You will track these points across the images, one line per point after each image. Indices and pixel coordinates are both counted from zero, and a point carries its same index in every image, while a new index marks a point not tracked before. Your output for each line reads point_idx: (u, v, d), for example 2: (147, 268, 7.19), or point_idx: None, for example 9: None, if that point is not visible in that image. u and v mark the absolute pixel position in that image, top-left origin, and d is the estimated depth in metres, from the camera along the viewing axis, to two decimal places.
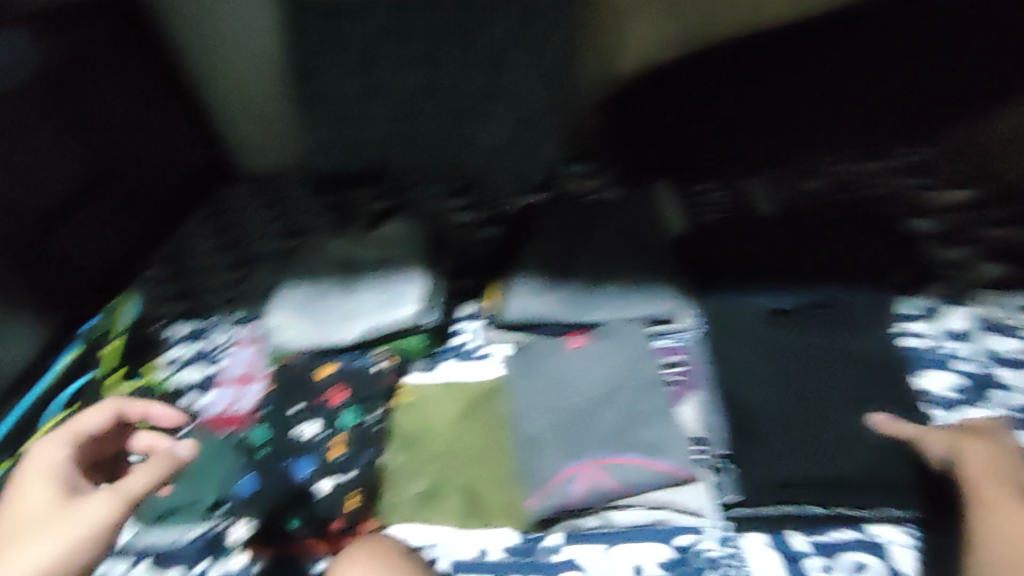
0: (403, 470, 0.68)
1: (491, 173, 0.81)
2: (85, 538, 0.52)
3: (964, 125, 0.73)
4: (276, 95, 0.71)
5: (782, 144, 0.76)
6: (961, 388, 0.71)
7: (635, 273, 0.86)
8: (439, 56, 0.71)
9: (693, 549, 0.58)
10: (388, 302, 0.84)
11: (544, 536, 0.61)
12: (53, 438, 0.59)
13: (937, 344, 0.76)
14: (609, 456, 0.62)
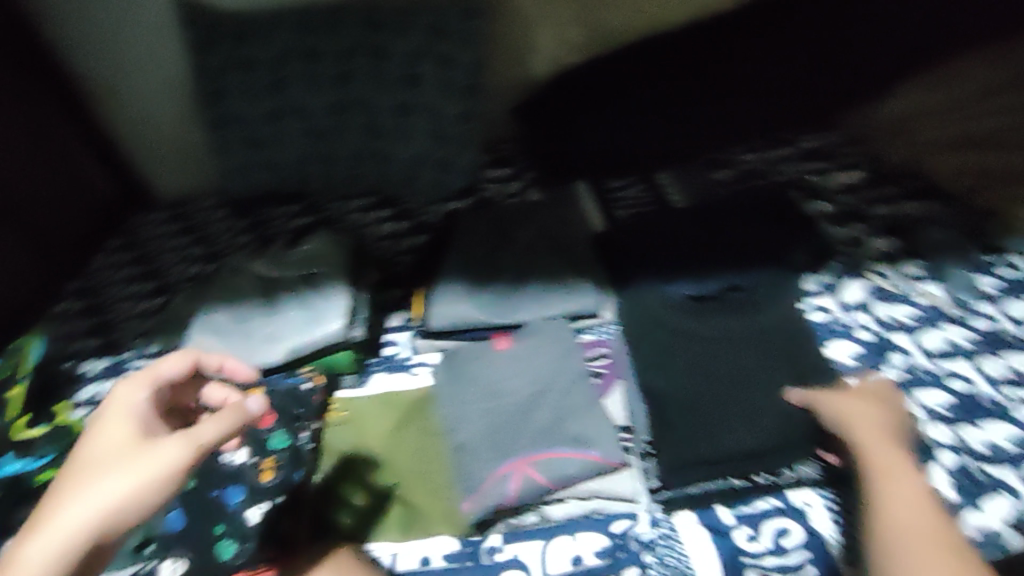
0: (337, 486, 0.66)
1: (414, 183, 0.97)
2: (158, 483, 0.48)
3: (845, 111, 0.90)
4: (190, 134, 0.93)
5: (674, 141, 0.93)
6: (863, 354, 0.76)
7: (559, 270, 0.82)
8: (350, 71, 0.84)
9: (629, 533, 0.61)
10: (312, 319, 0.78)
11: (485, 538, 0.62)
12: (139, 381, 0.58)
13: (841, 316, 0.80)
14: (540, 453, 0.64)
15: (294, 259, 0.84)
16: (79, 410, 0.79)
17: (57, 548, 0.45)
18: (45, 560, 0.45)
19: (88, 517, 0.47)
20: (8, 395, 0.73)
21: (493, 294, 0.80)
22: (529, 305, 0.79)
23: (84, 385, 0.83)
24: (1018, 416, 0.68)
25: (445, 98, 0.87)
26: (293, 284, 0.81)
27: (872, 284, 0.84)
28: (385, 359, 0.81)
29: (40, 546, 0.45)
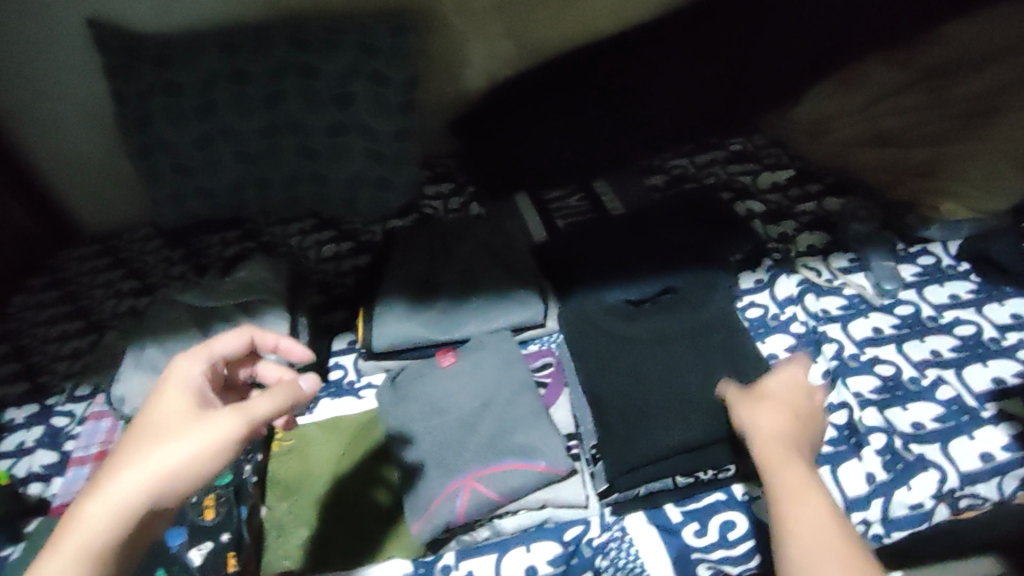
0: (284, 519, 0.65)
1: (353, 206, 0.96)
2: (211, 455, 0.46)
3: (752, 103, 0.96)
4: (115, 155, 0.93)
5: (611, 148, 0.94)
6: (797, 346, 0.78)
7: (501, 281, 0.82)
8: (284, 89, 0.86)
9: (581, 540, 0.62)
10: None
11: (440, 557, 0.62)
12: (201, 351, 0.56)
13: (776, 311, 0.83)
14: (487, 467, 0.63)
15: (227, 288, 0.82)
16: (2, 462, 0.75)
17: (112, 511, 0.43)
18: (101, 523, 0.43)
19: (138, 487, 0.44)
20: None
21: (436, 309, 0.80)
22: (471, 318, 0.79)
23: (9, 432, 0.78)
24: (940, 396, 0.72)
25: (377, 116, 0.88)
26: (228, 313, 0.79)
27: (803, 278, 0.86)
28: (330, 384, 0.79)
29: (99, 509, 0.43)
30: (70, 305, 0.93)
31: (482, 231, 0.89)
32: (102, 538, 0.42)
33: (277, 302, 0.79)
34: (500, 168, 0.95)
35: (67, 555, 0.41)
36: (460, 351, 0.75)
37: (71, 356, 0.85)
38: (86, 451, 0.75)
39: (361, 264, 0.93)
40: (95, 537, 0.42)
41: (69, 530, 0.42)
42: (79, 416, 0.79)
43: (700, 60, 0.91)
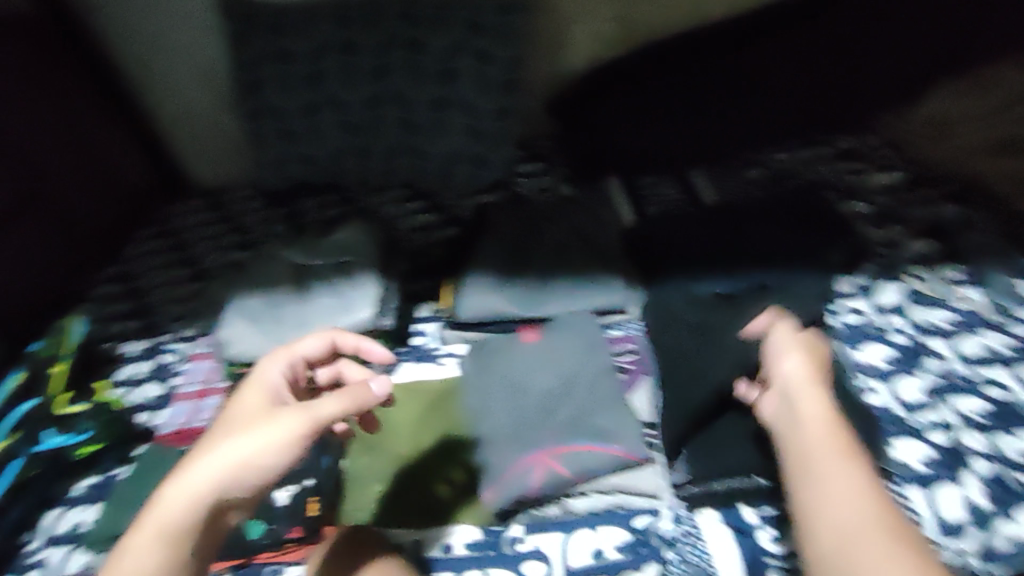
0: (363, 472, 0.67)
1: (448, 179, 0.99)
2: (280, 451, 0.48)
3: (875, 106, 0.93)
4: (219, 119, 0.98)
5: (712, 139, 0.95)
6: (895, 357, 0.74)
7: (588, 266, 0.81)
8: (389, 66, 0.88)
9: (651, 529, 0.61)
10: (343, 307, 0.78)
11: (506, 528, 0.62)
12: (281, 355, 0.60)
13: (876, 319, 0.79)
14: (562, 446, 0.64)
15: (325, 248, 0.85)
16: (117, 389, 0.81)
17: (185, 501, 0.45)
18: (175, 512, 0.45)
19: (211, 476, 0.46)
20: (51, 371, 0.78)
21: (524, 286, 0.80)
22: (555, 303, 0.78)
23: (124, 363, 0.85)
24: None
25: (475, 92, 0.90)
26: (325, 272, 0.82)
27: (909, 287, 0.82)
28: (414, 349, 0.81)
29: (174, 498, 0.45)
30: (178, 253, 0.99)
31: (572, 212, 0.89)
32: (176, 527, 0.44)
33: (369, 268, 0.82)
34: (595, 148, 0.96)
35: (144, 547, 0.43)
36: (543, 328, 0.76)
37: (181, 297, 0.92)
38: (190, 388, 0.80)
39: (451, 235, 0.94)
40: (167, 529, 0.44)
41: (147, 520, 0.44)
42: (184, 354, 0.85)
43: (821, 57, 0.87)
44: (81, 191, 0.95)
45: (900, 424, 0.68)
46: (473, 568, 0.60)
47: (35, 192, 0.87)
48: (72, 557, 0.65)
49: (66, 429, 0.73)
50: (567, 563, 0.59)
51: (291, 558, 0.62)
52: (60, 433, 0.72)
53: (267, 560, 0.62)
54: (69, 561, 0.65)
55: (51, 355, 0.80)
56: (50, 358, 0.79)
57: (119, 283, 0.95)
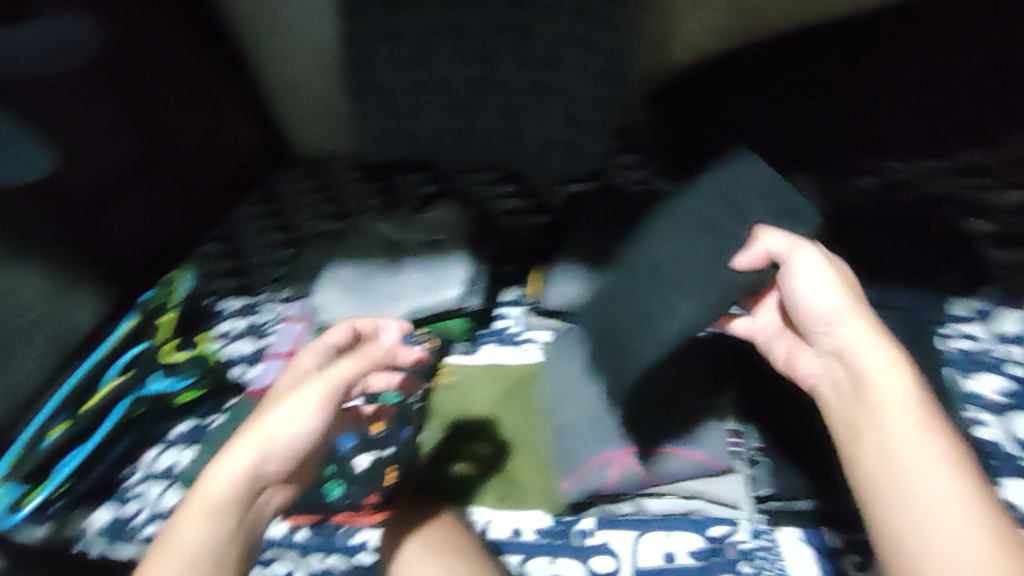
0: (442, 447, 0.69)
1: (542, 165, 0.97)
2: (307, 421, 0.49)
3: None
4: (314, 90, 0.95)
5: (820, 143, 0.85)
6: (1010, 391, 0.71)
7: None
8: (495, 52, 0.86)
9: (728, 540, 0.60)
10: (432, 285, 0.80)
11: (578, 519, 0.63)
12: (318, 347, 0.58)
13: (991, 348, 0.76)
14: (642, 444, 0.64)
15: (418, 224, 0.86)
16: (215, 342, 0.88)
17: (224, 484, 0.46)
18: (218, 492, 0.45)
19: (241, 467, 0.46)
20: (160, 320, 0.83)
21: None
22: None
23: (221, 319, 0.92)
24: None
25: (590, 77, 0.85)
26: (416, 250, 0.83)
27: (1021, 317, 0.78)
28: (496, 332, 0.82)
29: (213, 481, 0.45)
30: (277, 219, 1.03)
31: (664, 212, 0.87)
32: (219, 506, 0.45)
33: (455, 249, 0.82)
34: (695, 143, 0.90)
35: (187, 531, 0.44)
36: None
37: (280, 261, 0.97)
38: (280, 348, 0.84)
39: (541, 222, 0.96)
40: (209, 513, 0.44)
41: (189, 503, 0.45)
42: (277, 315, 0.91)
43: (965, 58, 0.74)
44: (192, 158, 0.97)
45: (1012, 461, 0.66)
46: (541, 556, 0.61)
47: (140, 159, 0.91)
48: (166, 494, 0.73)
49: (172, 375, 0.79)
50: (636, 563, 0.59)
51: (366, 521, 0.65)
52: (165, 378, 0.78)
53: (341, 521, 0.65)
54: (163, 498, 0.73)
55: (160, 304, 0.85)
56: (159, 306, 0.84)
57: (224, 243, 1.00)
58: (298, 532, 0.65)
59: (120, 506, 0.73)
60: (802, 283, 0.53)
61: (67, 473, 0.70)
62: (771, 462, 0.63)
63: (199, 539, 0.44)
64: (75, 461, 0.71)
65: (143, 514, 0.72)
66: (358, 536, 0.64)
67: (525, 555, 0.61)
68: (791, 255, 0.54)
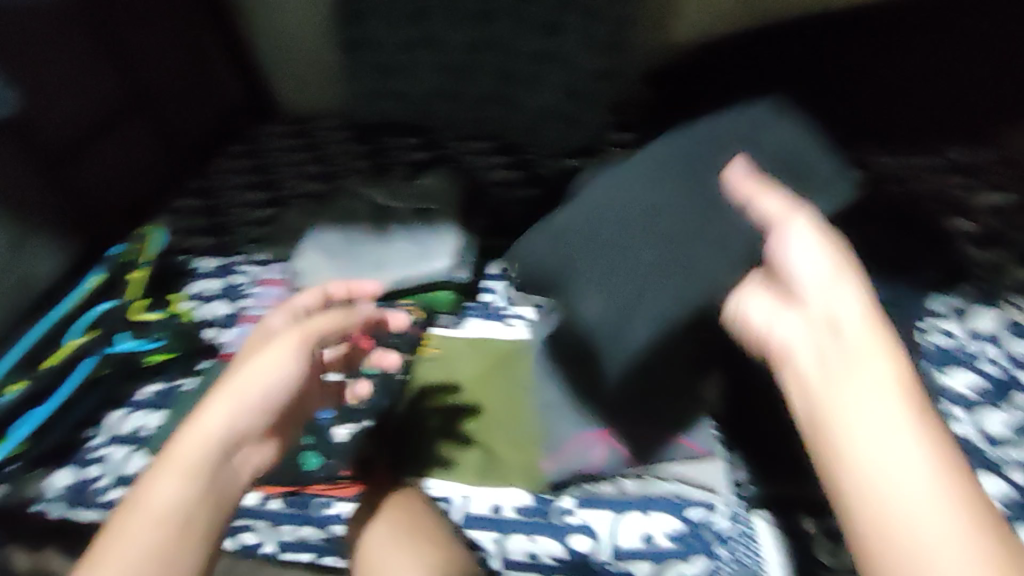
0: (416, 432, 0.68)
1: (528, 138, 1.00)
2: None
3: None
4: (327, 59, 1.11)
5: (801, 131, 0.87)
6: (981, 388, 0.72)
7: None
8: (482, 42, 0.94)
9: (706, 523, 0.59)
10: (420, 254, 0.80)
11: (556, 499, 0.62)
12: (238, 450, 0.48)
13: (965, 343, 0.76)
14: (581, 436, 0.65)
15: (408, 192, 0.88)
16: (189, 302, 0.87)
17: (303, 332, 0.52)
18: (257, 389, 0.48)
19: None
20: (129, 277, 0.86)
21: None
22: None
23: (195, 279, 0.90)
24: None
25: None
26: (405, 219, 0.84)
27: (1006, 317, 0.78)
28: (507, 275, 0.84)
29: (317, 321, 0.53)
30: (259, 177, 1.06)
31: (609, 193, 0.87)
32: (247, 401, 0.47)
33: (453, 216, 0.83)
34: None
35: (261, 371, 0.48)
36: None
37: (261, 218, 0.98)
38: (256, 312, 0.84)
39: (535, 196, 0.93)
40: (295, 350, 0.50)
41: (273, 346, 0.50)
42: (255, 278, 0.89)
43: None
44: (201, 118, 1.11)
45: None
46: (676, 560, 0.57)
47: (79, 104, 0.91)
48: (132, 459, 0.71)
49: (140, 335, 0.80)
50: (615, 543, 0.58)
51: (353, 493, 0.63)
52: (133, 338, 0.79)
53: (316, 492, 0.64)
54: (128, 463, 0.71)
55: (127, 261, 0.88)
56: (126, 263, 0.88)
57: (200, 199, 1.03)
58: (249, 497, 0.65)
59: (81, 469, 0.71)
60: (795, 246, 0.51)
61: (28, 430, 0.71)
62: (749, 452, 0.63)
63: (173, 497, 0.43)
64: (46, 409, 0.72)
65: (108, 479, 0.70)
66: (334, 507, 0.63)
67: (501, 530, 0.60)
68: (783, 220, 0.52)
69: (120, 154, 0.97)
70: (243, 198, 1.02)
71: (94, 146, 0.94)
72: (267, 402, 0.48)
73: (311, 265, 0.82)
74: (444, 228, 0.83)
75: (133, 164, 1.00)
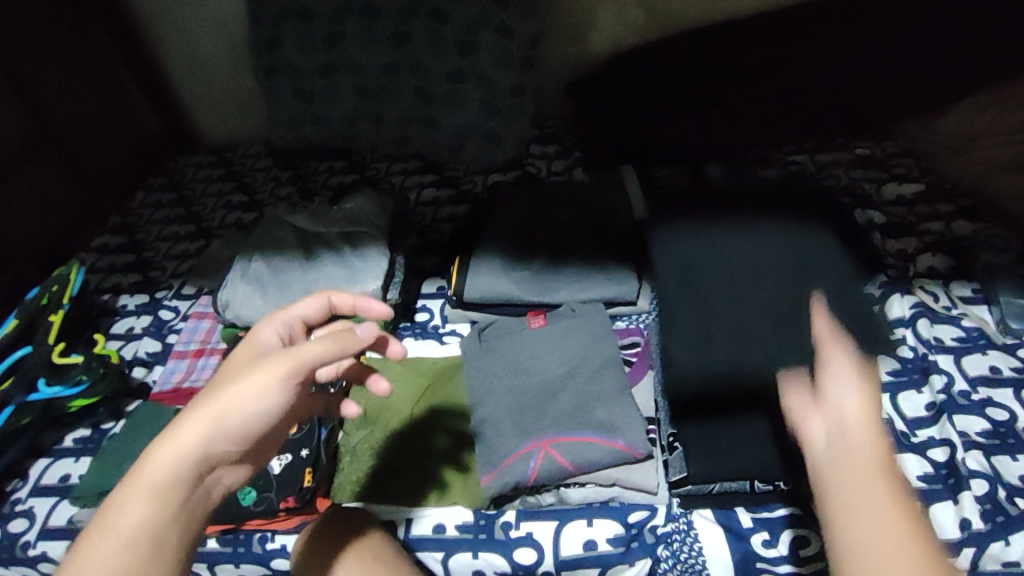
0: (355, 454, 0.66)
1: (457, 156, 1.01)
2: None
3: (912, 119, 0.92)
4: (247, 84, 1.10)
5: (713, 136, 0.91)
6: (901, 371, 0.69)
7: (603, 256, 0.78)
8: (402, 62, 0.94)
9: (645, 525, 0.60)
10: (350, 276, 0.78)
11: (500, 513, 0.62)
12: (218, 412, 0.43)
13: (886, 329, 0.73)
14: (521, 447, 0.61)
15: (334, 216, 0.86)
16: (113, 342, 0.83)
17: (293, 361, 0.43)
18: (236, 418, 0.41)
19: None
20: (48, 320, 0.77)
21: (530, 271, 0.77)
22: (574, 288, 0.76)
23: (119, 317, 0.87)
24: (992, 413, 0.65)
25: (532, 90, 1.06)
26: (332, 242, 0.83)
27: (919, 300, 0.76)
28: (441, 293, 0.84)
29: (311, 346, 0.43)
30: (183, 209, 1.02)
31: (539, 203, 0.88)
32: (226, 426, 0.40)
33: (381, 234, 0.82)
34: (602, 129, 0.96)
35: (243, 397, 0.41)
36: (549, 318, 0.73)
37: (187, 250, 0.95)
38: (186, 348, 0.81)
39: (464, 211, 0.94)
40: (281, 384, 0.42)
41: (256, 371, 0.42)
42: (182, 313, 0.86)
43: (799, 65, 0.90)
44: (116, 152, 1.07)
45: (949, 480, 0.60)
46: (620, 565, 0.59)
47: None
48: (56, 511, 0.67)
49: (60, 379, 0.74)
50: (559, 554, 0.59)
51: (293, 524, 0.62)
52: (52, 384, 0.73)
53: (256, 527, 0.62)
54: (53, 515, 0.67)
55: (42, 305, 0.78)
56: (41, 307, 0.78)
57: (121, 236, 0.99)
58: None
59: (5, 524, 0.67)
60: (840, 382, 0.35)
61: None
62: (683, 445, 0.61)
63: (141, 519, 0.37)
64: None
65: (33, 533, 0.66)
66: (276, 541, 0.62)
67: (446, 552, 0.60)
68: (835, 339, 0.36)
69: (30, 192, 0.93)
70: (167, 232, 0.99)
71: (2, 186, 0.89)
72: (243, 434, 0.41)
73: (236, 294, 0.79)
74: (370, 245, 0.81)
75: (47, 201, 0.96)
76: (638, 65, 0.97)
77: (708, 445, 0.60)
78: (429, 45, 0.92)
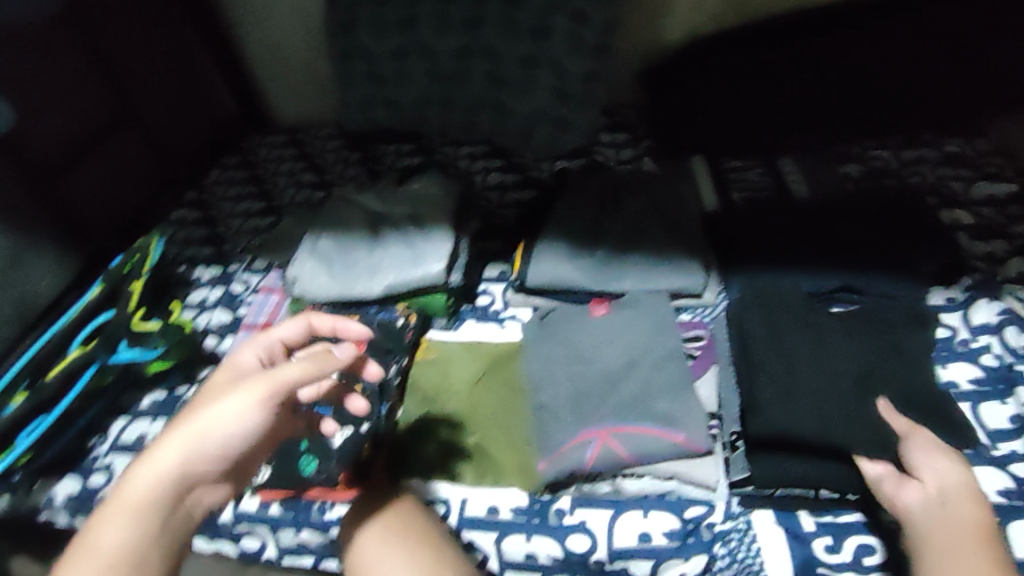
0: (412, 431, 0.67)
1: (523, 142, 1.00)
2: None
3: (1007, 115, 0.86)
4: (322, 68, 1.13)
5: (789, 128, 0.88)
6: (986, 381, 0.65)
7: (669, 247, 0.77)
8: (474, 47, 0.94)
9: (702, 522, 0.59)
10: (413, 257, 0.78)
11: (554, 499, 0.61)
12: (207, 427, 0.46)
13: (971, 336, 0.69)
14: (577, 435, 0.60)
15: (400, 197, 0.87)
16: (188, 312, 0.87)
17: (272, 382, 0.45)
18: (214, 439, 0.43)
19: None
20: (130, 291, 0.81)
21: (593, 259, 0.76)
22: (639, 278, 0.74)
23: (195, 288, 0.91)
24: None
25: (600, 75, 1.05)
26: (398, 222, 0.84)
27: (1006, 306, 0.71)
28: (503, 277, 0.84)
29: (289, 367, 0.46)
30: (255, 187, 1.06)
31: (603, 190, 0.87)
32: (206, 446, 0.43)
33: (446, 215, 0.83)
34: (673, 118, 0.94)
35: (220, 422, 0.43)
36: (612, 305, 0.72)
37: (259, 227, 0.98)
38: (256, 320, 0.84)
39: (529, 197, 0.93)
40: (260, 403, 0.44)
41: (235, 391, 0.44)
42: (253, 286, 0.89)
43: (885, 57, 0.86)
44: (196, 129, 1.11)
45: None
46: (673, 560, 0.58)
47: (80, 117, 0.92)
48: None
49: (141, 344, 0.78)
50: (613, 544, 0.59)
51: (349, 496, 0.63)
52: (133, 348, 0.77)
53: (316, 496, 0.64)
54: None
55: (122, 278, 0.81)
56: (121, 279, 0.81)
57: (198, 210, 1.03)
58: (249, 501, 0.66)
59: (86, 478, 0.72)
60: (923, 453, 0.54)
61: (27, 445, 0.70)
62: (746, 445, 0.60)
63: (121, 541, 0.40)
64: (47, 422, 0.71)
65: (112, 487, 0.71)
66: (334, 510, 0.64)
67: (498, 533, 0.61)
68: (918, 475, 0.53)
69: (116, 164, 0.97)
70: (240, 208, 1.02)
71: (92, 157, 0.94)
72: (224, 454, 0.43)
73: (304, 270, 0.81)
74: (434, 227, 0.81)
75: (131, 174, 1.00)
76: (714, 53, 0.94)
77: (771, 443, 0.58)
78: (501, 30, 0.91)
